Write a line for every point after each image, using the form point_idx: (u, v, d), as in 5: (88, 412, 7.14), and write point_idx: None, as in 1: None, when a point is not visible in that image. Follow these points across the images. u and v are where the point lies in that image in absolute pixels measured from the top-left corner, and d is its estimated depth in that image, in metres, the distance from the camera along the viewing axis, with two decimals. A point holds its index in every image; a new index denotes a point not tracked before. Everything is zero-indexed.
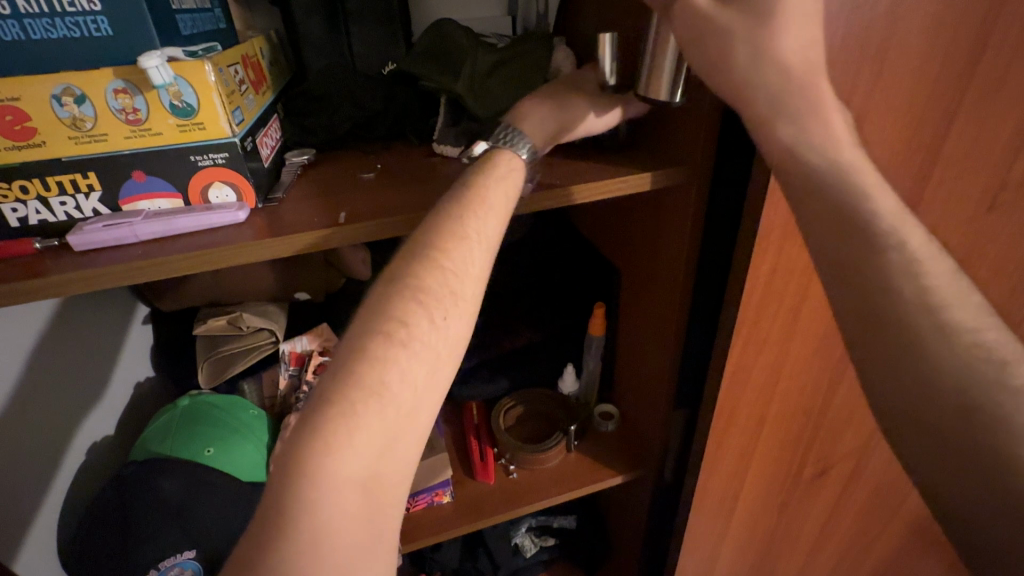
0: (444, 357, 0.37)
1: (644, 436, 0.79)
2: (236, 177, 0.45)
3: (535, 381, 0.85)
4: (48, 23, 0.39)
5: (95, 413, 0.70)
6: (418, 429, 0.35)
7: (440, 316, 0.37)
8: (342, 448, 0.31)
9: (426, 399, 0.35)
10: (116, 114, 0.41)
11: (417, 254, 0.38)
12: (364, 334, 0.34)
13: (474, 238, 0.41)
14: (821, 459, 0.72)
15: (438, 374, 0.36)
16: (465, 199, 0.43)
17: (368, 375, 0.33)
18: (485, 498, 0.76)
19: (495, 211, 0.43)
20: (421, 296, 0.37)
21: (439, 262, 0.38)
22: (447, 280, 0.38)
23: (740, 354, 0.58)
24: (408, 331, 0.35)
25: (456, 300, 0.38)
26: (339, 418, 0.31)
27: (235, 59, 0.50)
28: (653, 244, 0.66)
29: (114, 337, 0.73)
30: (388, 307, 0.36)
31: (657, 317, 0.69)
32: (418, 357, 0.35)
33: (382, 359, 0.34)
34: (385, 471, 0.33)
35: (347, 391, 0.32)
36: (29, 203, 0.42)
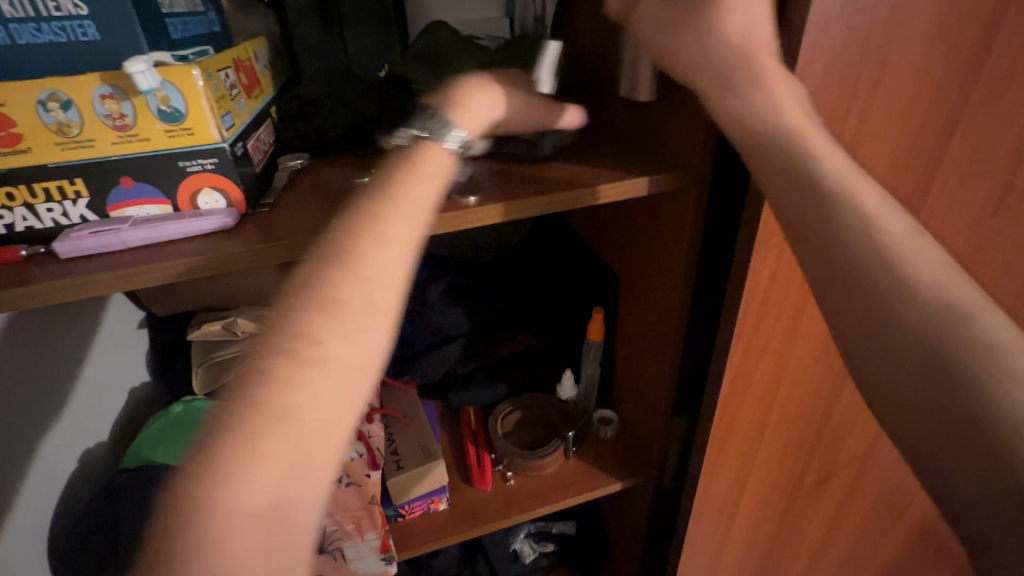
0: (365, 373, 0.32)
1: (644, 442, 0.78)
2: (226, 183, 0.45)
3: (533, 386, 0.84)
4: (34, 27, 0.38)
5: (92, 420, 0.68)
6: (337, 458, 0.31)
7: (357, 327, 0.32)
8: (236, 490, 0.27)
9: (344, 424, 0.31)
10: (103, 119, 0.40)
11: (325, 256, 0.33)
12: (264, 355, 0.30)
13: (399, 232, 0.35)
14: (823, 465, 0.71)
15: (359, 392, 0.32)
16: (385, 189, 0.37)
17: (267, 404, 0.28)
18: (482, 506, 0.75)
19: (422, 200, 0.38)
20: (333, 306, 0.31)
21: (351, 264, 0.33)
22: (366, 283, 0.33)
23: (740, 361, 0.57)
24: (314, 350, 0.30)
25: (376, 306, 0.32)
26: (233, 456, 0.27)
27: (226, 63, 0.49)
28: (651, 248, 0.66)
29: (105, 342, 0.71)
30: (287, 320, 0.31)
31: (656, 323, 0.68)
32: (329, 378, 0.30)
33: (284, 384, 0.29)
34: (297, 510, 0.28)
35: (241, 424, 0.28)
36: (15, 210, 0.42)
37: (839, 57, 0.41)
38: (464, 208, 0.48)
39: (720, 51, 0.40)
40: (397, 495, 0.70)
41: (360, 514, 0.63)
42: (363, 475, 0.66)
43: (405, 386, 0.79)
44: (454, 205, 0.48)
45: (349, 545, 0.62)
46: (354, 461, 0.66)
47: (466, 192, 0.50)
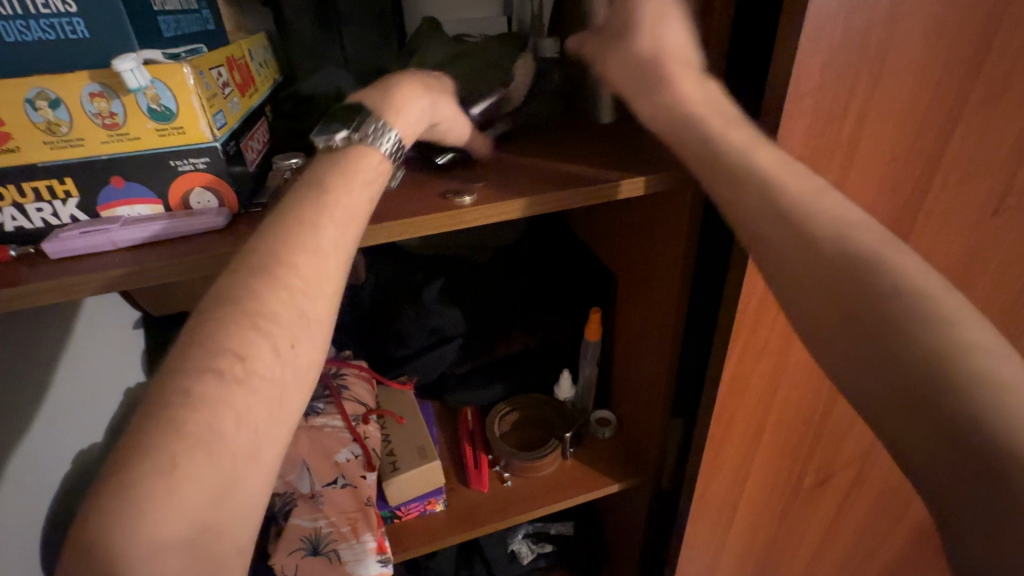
0: (290, 386, 0.35)
1: (641, 443, 0.78)
2: (218, 182, 0.44)
3: (530, 386, 0.83)
4: (22, 25, 0.38)
5: (89, 421, 0.68)
6: (263, 468, 0.33)
7: (285, 343, 0.35)
8: (166, 502, 0.29)
9: (271, 435, 0.34)
10: (92, 118, 0.40)
11: (254, 271, 0.35)
12: (190, 373, 0.31)
13: (329, 250, 0.38)
14: (822, 466, 0.71)
15: (284, 405, 0.35)
16: (312, 203, 0.39)
17: (195, 421, 0.30)
18: (479, 507, 0.75)
19: (351, 215, 0.40)
20: (260, 323, 0.34)
21: (281, 281, 0.35)
22: (293, 301, 0.36)
23: (738, 362, 0.56)
24: (245, 365, 0.33)
25: (302, 323, 0.36)
26: (159, 473, 0.29)
27: (218, 61, 0.49)
28: (648, 248, 0.65)
29: (99, 342, 0.70)
30: (218, 336, 0.33)
31: (653, 323, 0.67)
32: (256, 392, 0.33)
33: (213, 400, 0.31)
34: (224, 520, 0.31)
35: (168, 442, 0.29)
36: (4, 210, 0.41)
37: (838, 55, 0.41)
38: (457, 208, 0.47)
39: (636, 58, 0.47)
40: (393, 496, 0.70)
41: (355, 516, 0.63)
42: (359, 477, 0.65)
43: (401, 387, 0.78)
44: (448, 205, 0.48)
45: (343, 546, 0.61)
46: (350, 462, 0.66)
47: (460, 192, 0.50)
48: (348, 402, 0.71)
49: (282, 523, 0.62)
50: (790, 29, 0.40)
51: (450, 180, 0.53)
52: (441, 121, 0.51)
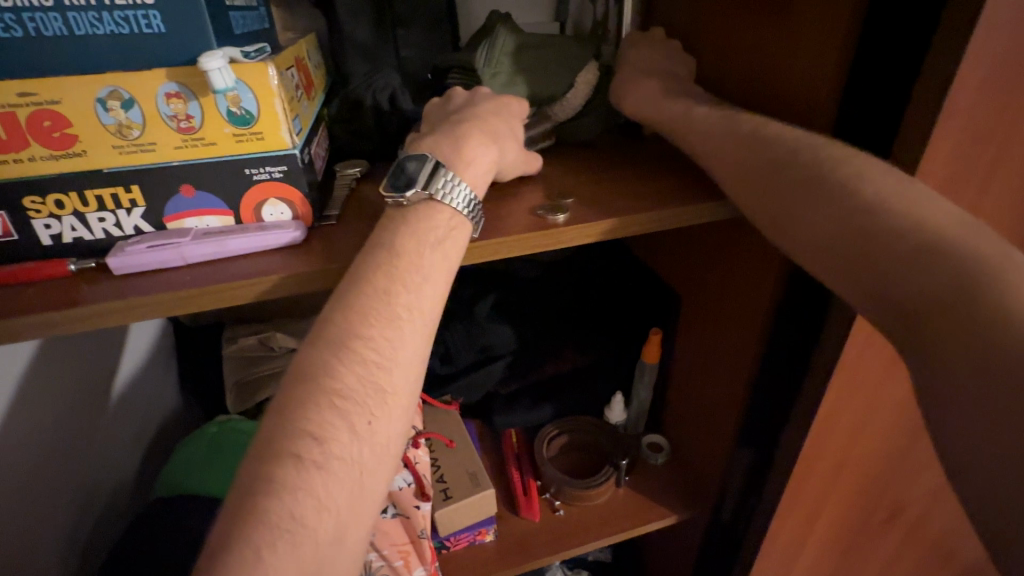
0: (372, 465, 0.33)
1: (701, 473, 0.74)
2: (293, 193, 0.41)
3: (580, 408, 0.79)
4: (94, 17, 0.33)
5: (116, 446, 0.64)
6: (345, 556, 0.32)
7: (362, 421, 0.33)
8: None
9: (354, 520, 0.32)
10: (166, 121, 0.36)
11: (326, 347, 0.34)
12: (270, 460, 0.30)
13: (402, 319, 0.36)
14: (897, 504, 0.66)
15: (368, 486, 0.33)
16: (386, 267, 0.37)
17: (277, 514, 0.29)
18: (531, 538, 0.71)
19: (426, 279, 0.38)
20: (337, 400, 0.33)
21: (356, 356, 0.34)
22: (369, 376, 0.34)
23: (833, 394, 0.52)
24: (323, 448, 0.31)
25: (379, 398, 0.34)
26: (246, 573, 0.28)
27: (289, 62, 0.45)
28: (724, 268, 0.61)
29: (133, 362, 0.67)
30: (297, 420, 0.32)
31: (727, 347, 0.63)
32: (337, 476, 0.31)
33: (295, 488, 0.30)
34: None
35: (252, 539, 0.28)
36: (64, 219, 0.38)
37: (993, 67, 0.37)
38: (552, 226, 0.44)
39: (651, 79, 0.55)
40: (443, 527, 0.65)
41: (407, 549, 0.59)
42: (411, 508, 0.60)
43: (447, 407, 0.74)
44: (540, 223, 0.44)
45: None
46: (403, 490, 0.61)
47: (551, 208, 0.46)
48: None
49: None
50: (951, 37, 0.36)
51: (534, 195, 0.49)
52: (504, 166, 0.48)
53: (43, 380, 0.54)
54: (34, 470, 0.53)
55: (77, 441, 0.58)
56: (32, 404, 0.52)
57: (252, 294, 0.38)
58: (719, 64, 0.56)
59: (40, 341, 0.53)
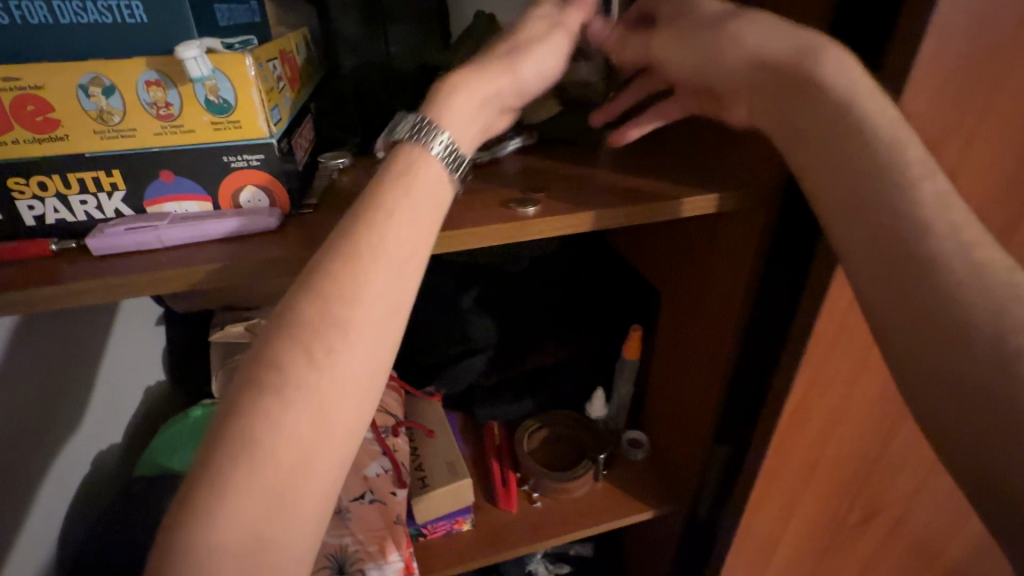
0: (336, 398, 0.33)
1: (679, 469, 0.74)
2: (270, 180, 0.42)
3: (561, 402, 0.80)
4: (79, 6, 0.35)
5: (97, 422, 0.65)
6: (311, 486, 0.32)
7: (322, 352, 0.33)
8: (211, 520, 0.29)
9: (319, 450, 0.32)
10: (146, 107, 0.38)
11: (296, 284, 0.34)
12: (236, 387, 0.32)
13: (366, 258, 0.35)
14: (870, 506, 0.67)
15: (334, 419, 0.33)
16: (360, 208, 0.37)
17: (237, 434, 0.30)
18: (508, 528, 0.72)
19: (396, 216, 0.37)
20: (298, 334, 0.33)
21: (319, 290, 0.34)
22: (329, 310, 0.33)
23: (801, 391, 0.53)
24: (283, 376, 0.32)
25: (339, 333, 0.33)
26: (207, 490, 0.29)
27: (273, 54, 0.46)
28: (703, 265, 0.62)
29: (121, 342, 0.69)
30: (263, 350, 0.32)
31: (704, 343, 0.64)
32: (296, 406, 0.31)
33: (254, 412, 0.31)
34: (274, 537, 0.30)
35: (216, 457, 0.30)
36: (47, 201, 0.39)
37: (944, 77, 0.39)
38: (522, 219, 0.45)
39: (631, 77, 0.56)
40: (420, 514, 0.67)
41: (382, 534, 0.60)
42: (388, 493, 0.62)
43: (429, 398, 0.76)
44: (512, 215, 0.45)
45: (370, 565, 0.59)
46: (379, 477, 0.63)
47: (523, 201, 0.47)
48: (380, 413, 0.68)
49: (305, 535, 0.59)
50: (908, 45, 0.38)
51: (508, 189, 0.50)
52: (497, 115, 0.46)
53: (22, 356, 0.55)
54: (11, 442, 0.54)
55: (58, 416, 0.59)
56: (18, 377, 0.55)
57: (225, 276, 0.39)
58: None
59: (23, 317, 0.55)
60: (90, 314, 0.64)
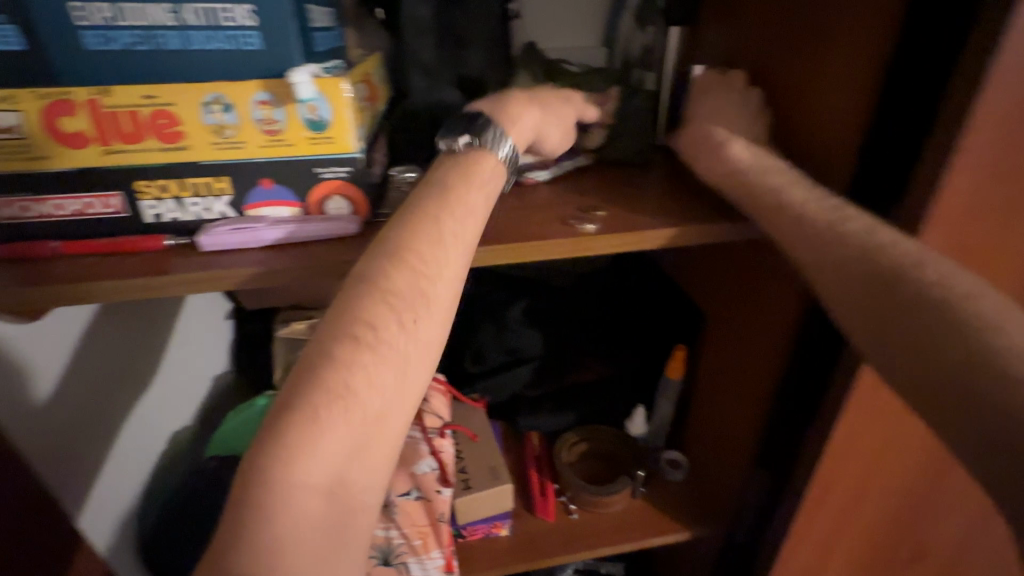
0: (414, 362, 0.36)
1: (719, 492, 0.74)
2: (355, 192, 0.46)
3: (601, 418, 0.81)
4: (207, 36, 0.40)
5: (156, 412, 0.71)
6: (385, 440, 0.34)
7: (410, 318, 0.36)
8: (304, 459, 0.30)
9: (397, 407, 0.35)
10: (256, 124, 0.43)
11: (383, 253, 0.37)
12: (331, 338, 0.33)
13: (445, 240, 0.39)
14: (920, 548, 0.65)
15: (409, 380, 0.36)
16: (439, 197, 0.41)
17: (333, 382, 0.32)
18: (545, 537, 0.73)
19: (471, 209, 0.42)
20: (390, 299, 0.36)
21: (408, 262, 0.37)
22: (418, 281, 0.37)
23: (850, 421, 0.53)
24: (377, 334, 0.34)
25: (425, 303, 0.37)
26: (303, 430, 0.31)
27: (360, 77, 0.52)
28: (751, 288, 0.63)
29: (184, 342, 0.75)
30: (355, 309, 0.35)
31: (749, 367, 0.65)
32: (387, 362, 0.34)
33: (351, 364, 0.33)
34: (353, 483, 0.32)
35: (313, 400, 0.31)
36: (165, 202, 0.44)
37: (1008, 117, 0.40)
38: (581, 235, 0.47)
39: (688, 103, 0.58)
40: (461, 515, 0.69)
41: (425, 530, 0.63)
42: (433, 491, 0.64)
43: (474, 404, 0.77)
44: (571, 232, 0.48)
45: (412, 560, 0.62)
46: (426, 475, 0.65)
47: (582, 218, 0.50)
48: (426, 415, 0.69)
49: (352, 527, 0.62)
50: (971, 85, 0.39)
51: (565, 206, 0.53)
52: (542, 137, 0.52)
53: (106, 340, 0.63)
54: (90, 414, 0.61)
55: (116, 401, 0.65)
56: (98, 360, 0.62)
57: (312, 275, 0.44)
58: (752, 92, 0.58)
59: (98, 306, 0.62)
60: (165, 308, 0.72)
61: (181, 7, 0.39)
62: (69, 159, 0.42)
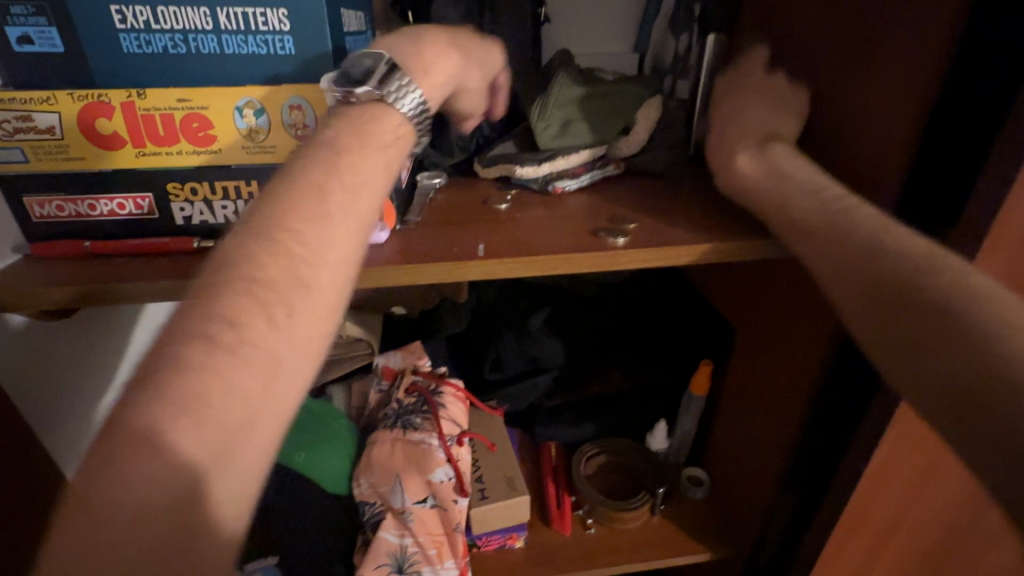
0: (289, 358, 0.30)
1: (742, 513, 0.72)
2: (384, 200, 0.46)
3: (621, 431, 0.80)
4: (241, 39, 0.40)
5: None
6: (249, 452, 0.28)
7: (282, 310, 0.30)
8: (142, 473, 0.25)
9: (268, 409, 0.29)
10: (287, 128, 0.43)
11: (253, 236, 0.31)
12: (179, 336, 0.28)
13: (331, 217, 0.33)
14: None
15: (283, 378, 0.30)
16: (329, 165, 0.34)
17: (182, 386, 0.27)
18: (561, 551, 0.72)
19: (367, 180, 0.35)
20: (256, 288, 0.30)
21: (280, 245, 0.31)
22: (290, 268, 0.31)
23: (887, 450, 0.51)
24: (239, 329, 0.29)
25: (300, 291, 0.31)
26: (140, 441, 0.25)
27: None
28: (783, 306, 0.61)
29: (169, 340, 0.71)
30: (211, 302, 0.29)
31: (778, 387, 0.63)
32: (248, 362, 0.29)
33: (202, 364, 0.27)
34: (212, 497, 0.27)
35: (154, 409, 0.26)
36: (195, 204, 0.45)
37: None
38: (612, 249, 0.46)
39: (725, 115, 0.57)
40: (478, 525, 0.68)
41: (440, 540, 0.62)
42: (449, 501, 0.63)
43: (491, 412, 0.76)
44: (602, 245, 0.47)
45: (426, 569, 0.61)
46: (442, 484, 0.64)
47: (613, 231, 0.48)
48: (445, 421, 0.68)
49: (370, 534, 0.62)
50: None
51: (595, 218, 0.52)
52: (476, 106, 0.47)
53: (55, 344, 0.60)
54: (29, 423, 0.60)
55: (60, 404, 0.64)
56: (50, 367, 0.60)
57: None
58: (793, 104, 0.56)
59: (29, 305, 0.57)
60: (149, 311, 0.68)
61: (217, 11, 0.39)
62: (105, 160, 0.42)
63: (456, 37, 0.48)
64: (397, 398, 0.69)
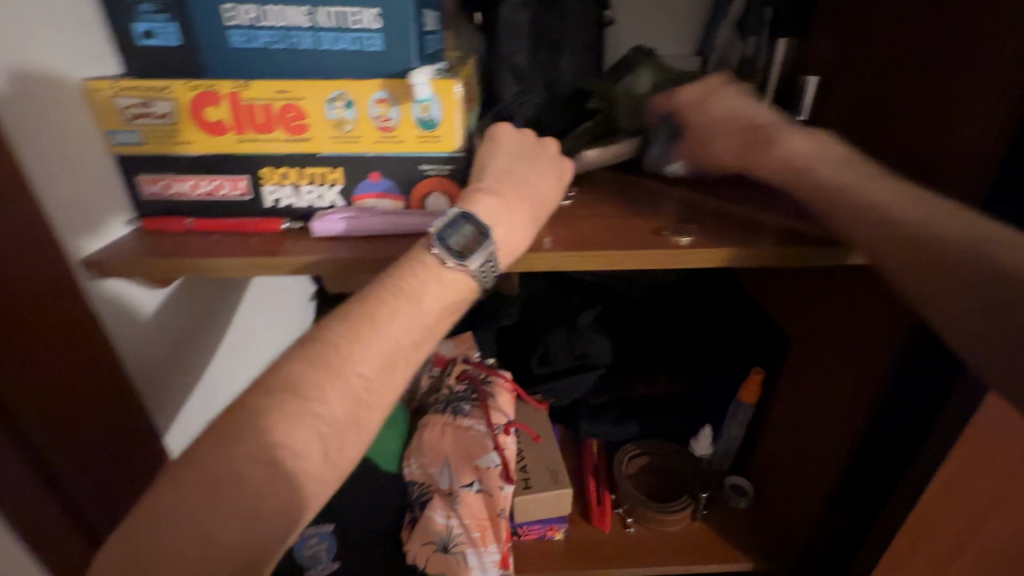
0: (328, 482, 0.37)
1: (789, 526, 0.71)
2: (452, 187, 0.48)
3: (665, 433, 0.80)
4: (335, 36, 0.43)
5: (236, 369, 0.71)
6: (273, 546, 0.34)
7: (334, 446, 0.36)
8: (191, 554, 0.31)
9: (299, 519, 0.35)
10: (374, 121, 0.45)
11: (322, 368, 0.37)
12: (247, 449, 0.33)
13: (389, 370, 0.39)
14: None
15: (318, 496, 0.36)
16: (394, 316, 0.40)
17: (240, 495, 0.32)
18: (599, 548, 0.73)
19: (420, 332, 0.41)
20: (319, 423, 0.36)
21: (344, 383, 0.37)
22: (350, 409, 0.37)
23: (951, 473, 0.48)
24: (297, 457, 0.35)
25: (354, 430, 0.37)
26: (199, 529, 0.31)
27: (466, 78, 0.54)
28: (843, 316, 0.59)
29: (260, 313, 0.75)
30: (276, 423, 0.35)
31: (834, 397, 0.61)
32: (297, 484, 0.35)
33: (263, 482, 0.33)
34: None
35: (214, 509, 0.32)
36: (284, 187, 0.48)
37: None
38: (675, 247, 0.47)
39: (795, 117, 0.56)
40: (520, 513, 0.70)
41: (485, 524, 0.64)
42: (495, 487, 0.64)
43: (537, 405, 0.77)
44: (664, 243, 0.48)
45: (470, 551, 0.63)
46: (489, 470, 0.64)
47: (676, 230, 0.49)
48: (494, 411, 0.68)
49: (418, 513, 0.65)
50: None
51: (660, 218, 0.52)
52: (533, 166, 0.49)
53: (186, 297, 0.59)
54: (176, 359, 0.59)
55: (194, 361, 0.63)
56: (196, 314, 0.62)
57: None
58: (867, 107, 0.55)
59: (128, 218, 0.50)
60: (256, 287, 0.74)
61: (316, 10, 0.42)
62: (208, 145, 0.46)
63: (546, 214, 0.48)
64: (448, 384, 0.72)
